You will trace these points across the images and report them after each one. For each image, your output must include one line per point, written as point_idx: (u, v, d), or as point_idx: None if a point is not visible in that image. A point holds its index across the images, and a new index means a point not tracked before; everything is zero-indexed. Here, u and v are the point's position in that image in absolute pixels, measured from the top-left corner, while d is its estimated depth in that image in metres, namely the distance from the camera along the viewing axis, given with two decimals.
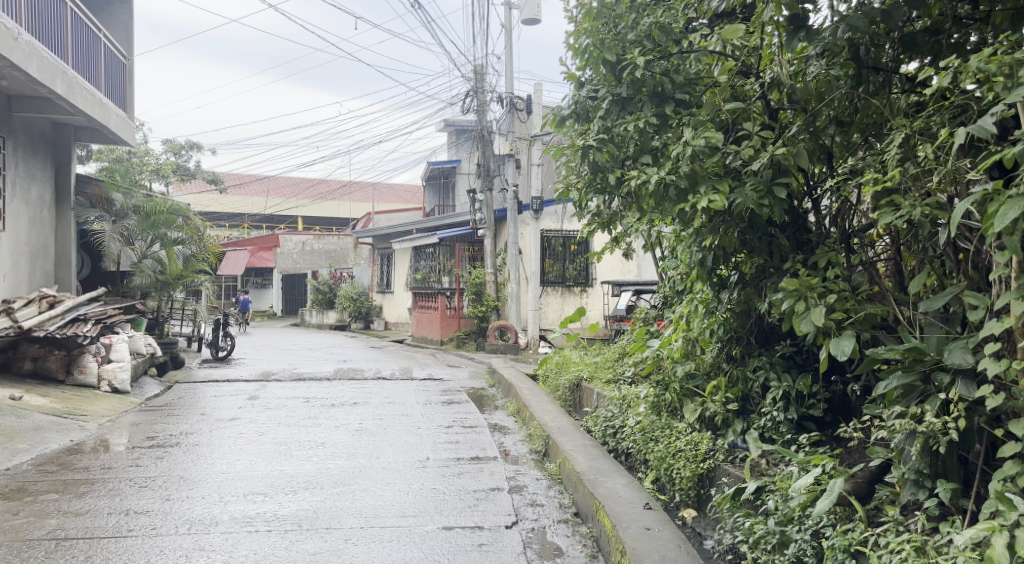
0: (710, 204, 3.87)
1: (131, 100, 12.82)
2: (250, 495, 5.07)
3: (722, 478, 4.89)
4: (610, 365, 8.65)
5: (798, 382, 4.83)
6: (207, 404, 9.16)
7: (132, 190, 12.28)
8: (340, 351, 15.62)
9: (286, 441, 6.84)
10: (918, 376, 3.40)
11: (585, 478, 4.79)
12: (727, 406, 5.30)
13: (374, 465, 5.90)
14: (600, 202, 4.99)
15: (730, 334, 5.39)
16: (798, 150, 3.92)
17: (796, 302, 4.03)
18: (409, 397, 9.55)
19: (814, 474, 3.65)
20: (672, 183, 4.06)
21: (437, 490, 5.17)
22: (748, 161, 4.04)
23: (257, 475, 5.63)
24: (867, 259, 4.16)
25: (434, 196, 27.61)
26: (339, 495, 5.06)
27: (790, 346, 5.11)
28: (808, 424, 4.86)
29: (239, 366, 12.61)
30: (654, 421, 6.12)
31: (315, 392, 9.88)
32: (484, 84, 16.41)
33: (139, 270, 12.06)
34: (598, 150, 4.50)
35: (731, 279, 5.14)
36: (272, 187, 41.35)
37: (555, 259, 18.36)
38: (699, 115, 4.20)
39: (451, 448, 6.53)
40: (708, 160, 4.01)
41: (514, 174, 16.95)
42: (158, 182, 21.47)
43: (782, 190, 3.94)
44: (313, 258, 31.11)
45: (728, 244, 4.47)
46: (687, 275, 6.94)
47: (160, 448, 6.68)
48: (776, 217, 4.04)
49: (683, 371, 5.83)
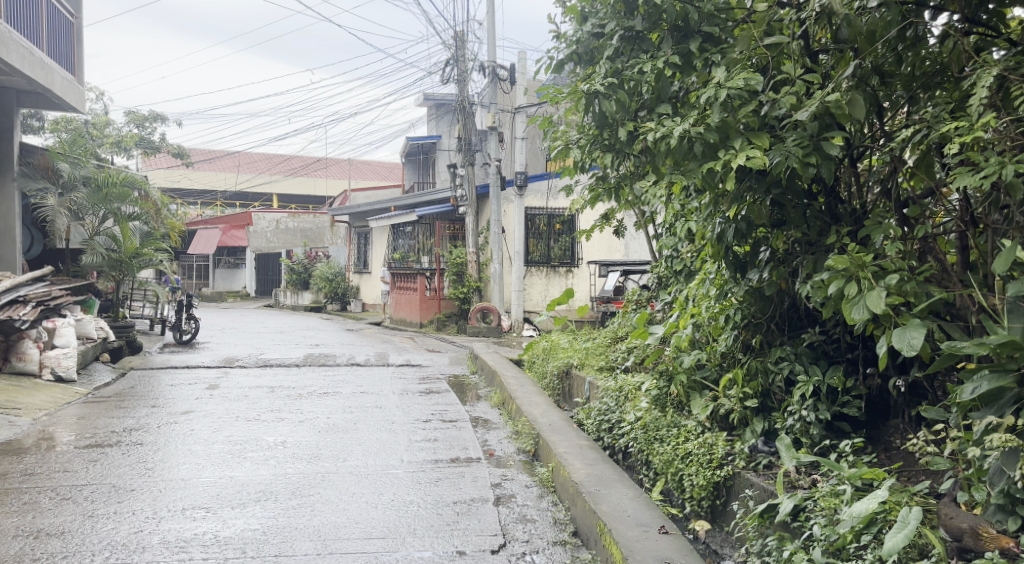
0: (749, 160, 3.12)
1: (80, 63, 11.82)
2: (190, 511, 4.31)
3: (744, 492, 4.17)
4: (603, 351, 7.93)
5: (831, 377, 4.23)
6: (162, 394, 8.35)
7: (83, 160, 11.18)
8: (314, 333, 14.81)
9: (242, 440, 6.06)
10: (1012, 379, 2.69)
11: (584, 491, 4.08)
12: (745, 403, 4.62)
13: (339, 470, 5.14)
14: (607, 164, 4.25)
15: (747, 320, 4.73)
16: (853, 97, 3.21)
17: (846, 284, 3.34)
18: (383, 386, 8.79)
19: (877, 497, 2.93)
20: (698, 138, 3.30)
21: (410, 503, 4.43)
22: (788, 108, 3.32)
23: (202, 483, 4.87)
24: (931, 233, 3.45)
25: (412, 172, 26.72)
26: (298, 510, 4.32)
27: (819, 335, 4.48)
28: (842, 425, 4.22)
29: (202, 351, 11.77)
30: (657, 417, 5.39)
31: (282, 381, 9.08)
32: (465, 52, 15.53)
33: (90, 247, 10.98)
34: (610, 97, 3.71)
35: (748, 258, 4.46)
36: (245, 163, 40.03)
37: (538, 238, 17.57)
38: (730, 53, 3.49)
39: (428, 448, 5.79)
40: (743, 108, 3.29)
41: (496, 149, 16.11)
42: (119, 154, 20.36)
43: (835, 145, 3.24)
44: (287, 237, 30.33)
45: (757, 216, 3.76)
46: (691, 253, 6.26)
47: (98, 447, 5.88)
48: (825, 179, 3.32)
49: (691, 361, 5.15)
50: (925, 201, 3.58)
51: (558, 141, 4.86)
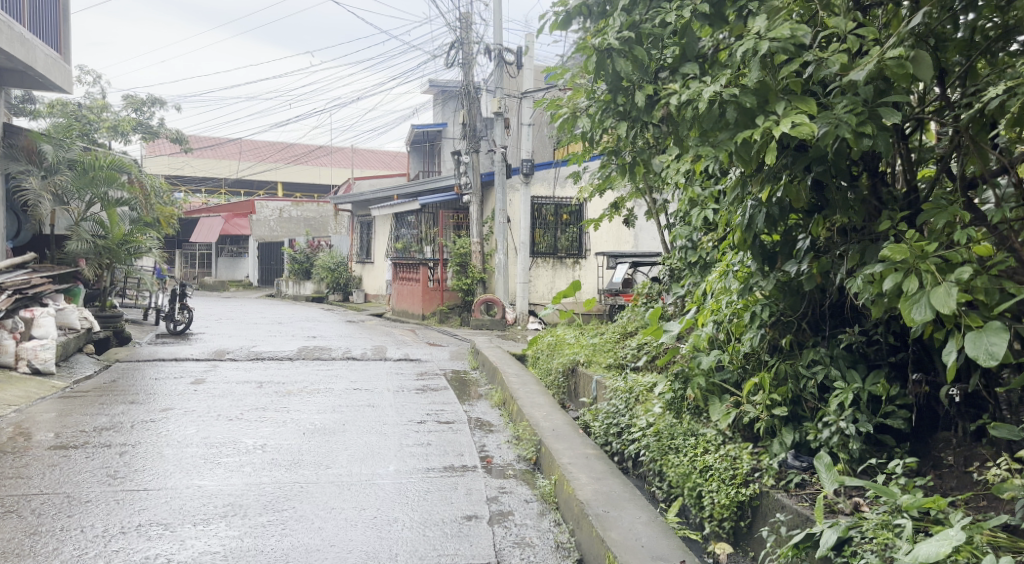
0: (796, 126, 2.59)
1: (66, 41, 11.29)
2: (145, 529, 3.82)
3: (774, 516, 3.65)
4: (610, 348, 7.42)
5: (875, 384, 3.74)
6: (143, 389, 7.88)
7: (67, 143, 10.60)
8: (313, 325, 14.32)
9: (219, 442, 5.58)
10: None
11: (590, 513, 3.58)
12: (773, 411, 4.09)
13: (319, 480, 4.64)
14: (623, 136, 3.73)
15: (775, 318, 4.24)
16: (917, 54, 2.69)
17: (905, 279, 2.81)
18: (378, 383, 8.30)
19: (949, 539, 2.41)
20: (731, 102, 2.76)
21: (394, 521, 3.94)
22: (838, 68, 2.79)
23: (166, 494, 4.38)
24: (1006, 218, 2.93)
25: (417, 161, 26.19)
26: (268, 529, 3.83)
27: (858, 335, 3.98)
28: (885, 438, 3.74)
29: (193, 342, 11.29)
30: (672, 424, 4.86)
31: (272, 375, 8.60)
32: (471, 35, 14.97)
33: (75, 234, 10.50)
34: (624, 54, 3.21)
35: (782, 247, 3.91)
36: (248, 149, 39.47)
37: (545, 229, 17.10)
38: (770, 3, 2.97)
39: (419, 454, 5.28)
40: (786, 67, 2.76)
41: (503, 136, 15.55)
42: (116, 139, 19.88)
43: (895, 112, 2.71)
44: (290, 227, 29.86)
45: (795, 198, 3.26)
46: (707, 243, 5.75)
47: (61, 450, 5.40)
48: (882, 154, 2.78)
49: (711, 363, 4.61)
50: (995, 180, 3.06)
51: (566, 112, 4.30)
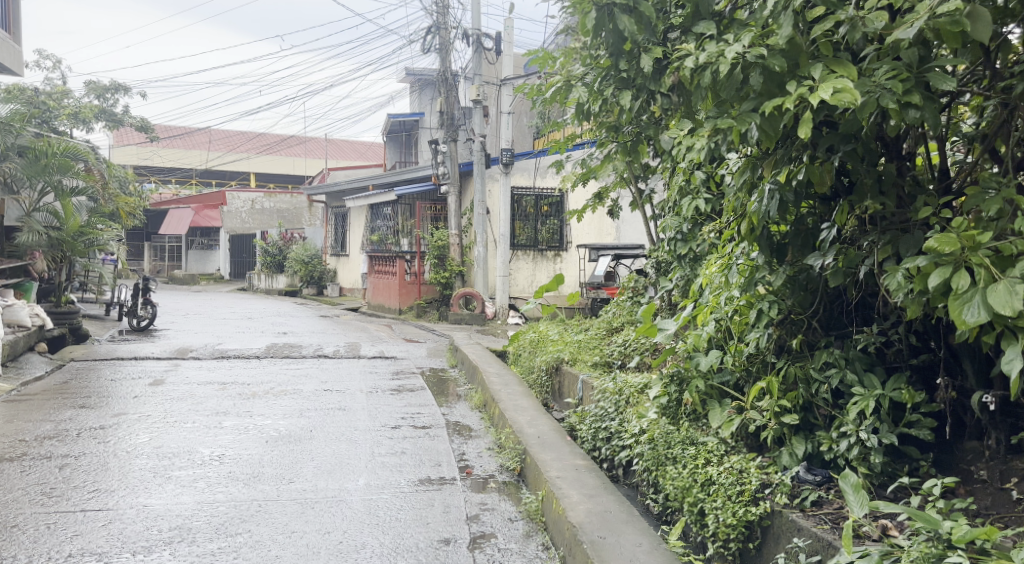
0: (841, 88, 2.21)
1: (15, 21, 10.66)
2: (76, 560, 3.33)
3: (790, 540, 3.25)
4: (596, 345, 7.02)
5: (898, 391, 3.34)
6: (97, 391, 7.33)
7: (17, 129, 9.96)
8: (284, 321, 13.76)
9: (172, 453, 5.08)
10: None
11: (583, 541, 3.15)
12: (782, 419, 3.67)
13: (280, 498, 4.17)
14: (625, 109, 3.53)
15: (783, 316, 3.85)
16: (974, 7, 2.26)
17: (957, 275, 2.40)
18: (351, 383, 7.82)
19: None
20: (757, 64, 2.40)
21: (361, 547, 3.49)
22: (881, 26, 2.36)
23: (105, 516, 3.89)
24: None
25: (394, 151, 25.62)
26: (217, 558, 3.37)
27: (876, 336, 3.60)
28: (909, 450, 3.36)
29: (156, 340, 10.73)
30: (670, 431, 4.43)
31: (237, 375, 8.10)
32: (447, 19, 14.47)
33: (26, 226, 9.88)
34: (627, 11, 3.09)
35: (792, 238, 3.61)
36: (218, 138, 38.58)
37: (525, 220, 16.63)
38: None
39: (392, 465, 4.82)
40: (819, 27, 2.38)
41: (481, 123, 15.06)
42: (78, 127, 19.06)
43: (947, 79, 2.31)
44: (262, 219, 28.34)
45: (819, 181, 2.88)
46: (698, 236, 5.36)
47: None
48: (931, 129, 2.39)
49: (708, 364, 4.19)
50: None
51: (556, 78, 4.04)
